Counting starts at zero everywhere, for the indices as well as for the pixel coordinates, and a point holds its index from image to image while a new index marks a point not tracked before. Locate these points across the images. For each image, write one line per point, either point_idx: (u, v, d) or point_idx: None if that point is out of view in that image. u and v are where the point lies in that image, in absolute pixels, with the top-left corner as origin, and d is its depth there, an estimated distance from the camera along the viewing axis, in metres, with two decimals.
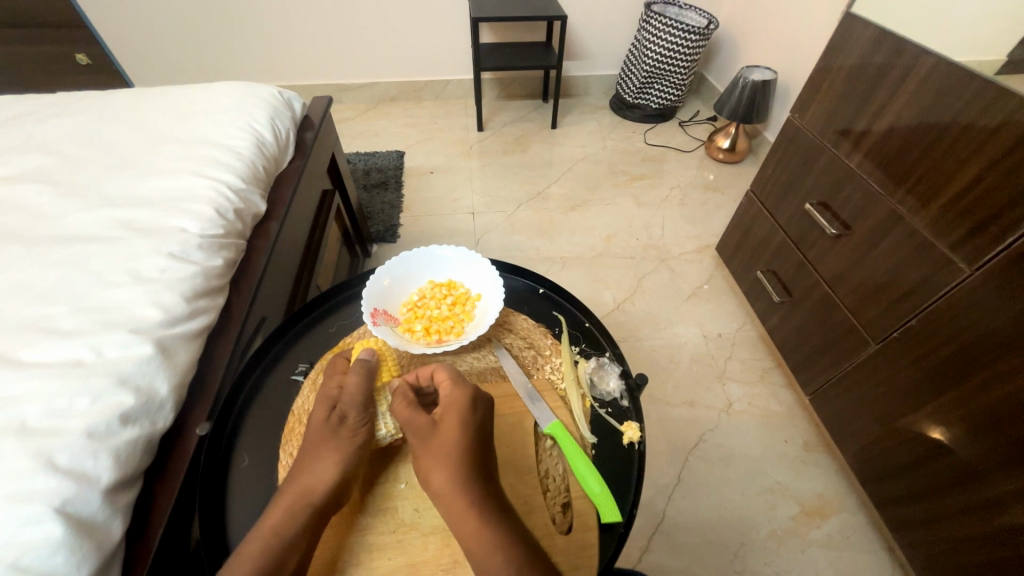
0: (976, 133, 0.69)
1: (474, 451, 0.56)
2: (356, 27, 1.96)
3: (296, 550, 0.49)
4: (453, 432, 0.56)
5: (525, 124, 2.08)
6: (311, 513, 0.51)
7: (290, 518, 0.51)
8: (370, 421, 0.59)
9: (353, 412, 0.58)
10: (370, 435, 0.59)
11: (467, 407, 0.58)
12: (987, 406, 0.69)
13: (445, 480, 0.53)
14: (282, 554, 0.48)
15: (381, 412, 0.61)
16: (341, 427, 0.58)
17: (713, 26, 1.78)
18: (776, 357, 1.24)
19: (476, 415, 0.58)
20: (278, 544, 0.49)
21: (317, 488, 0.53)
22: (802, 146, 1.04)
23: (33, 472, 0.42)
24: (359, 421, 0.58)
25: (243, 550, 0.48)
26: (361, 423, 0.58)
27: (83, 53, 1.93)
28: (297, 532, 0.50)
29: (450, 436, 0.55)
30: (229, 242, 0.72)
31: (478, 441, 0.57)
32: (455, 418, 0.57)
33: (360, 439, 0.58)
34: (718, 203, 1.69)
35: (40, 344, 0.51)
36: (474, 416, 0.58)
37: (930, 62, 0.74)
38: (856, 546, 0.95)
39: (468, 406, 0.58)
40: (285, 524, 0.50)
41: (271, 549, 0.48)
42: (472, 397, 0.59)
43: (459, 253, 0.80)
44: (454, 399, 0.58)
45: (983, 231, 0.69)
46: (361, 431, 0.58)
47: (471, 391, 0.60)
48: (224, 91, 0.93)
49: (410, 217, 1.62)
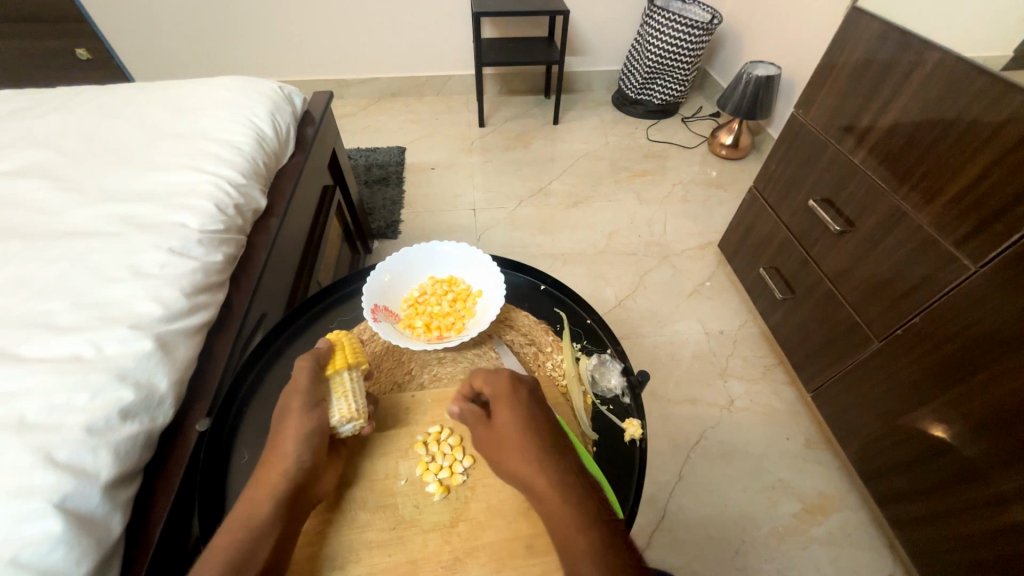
0: (981, 130, 0.69)
1: (541, 430, 0.53)
2: (357, 22, 1.95)
3: (267, 542, 0.48)
4: (513, 416, 0.54)
5: (527, 120, 2.07)
6: (279, 502, 0.50)
7: (256, 507, 0.50)
8: (320, 407, 0.58)
9: (295, 401, 0.57)
10: (322, 423, 0.57)
11: (516, 393, 0.57)
12: (990, 404, 0.69)
13: (522, 460, 0.51)
14: (250, 545, 0.47)
15: (335, 399, 0.59)
16: (287, 415, 0.57)
17: (716, 21, 1.77)
18: (778, 355, 1.23)
19: (525, 400, 0.56)
20: (245, 538, 0.48)
21: (274, 479, 0.52)
22: (807, 142, 1.03)
23: (33, 468, 0.42)
24: (306, 409, 0.57)
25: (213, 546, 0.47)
26: (308, 410, 0.57)
27: (83, 48, 1.93)
28: (262, 523, 0.49)
29: (510, 423, 0.53)
30: (229, 238, 0.72)
31: (538, 420, 0.55)
32: (512, 405, 0.55)
33: (311, 425, 0.56)
34: (720, 199, 1.68)
35: (39, 339, 0.51)
36: (524, 400, 0.56)
37: (936, 56, 0.73)
38: (857, 543, 0.95)
39: (516, 393, 0.57)
40: (254, 515, 0.49)
41: (238, 540, 0.47)
42: (513, 382, 0.58)
43: (460, 249, 0.79)
44: (500, 388, 0.57)
45: (987, 229, 0.69)
46: (310, 418, 0.56)
47: (511, 376, 0.59)
48: (225, 86, 0.93)
49: (411, 213, 1.61)
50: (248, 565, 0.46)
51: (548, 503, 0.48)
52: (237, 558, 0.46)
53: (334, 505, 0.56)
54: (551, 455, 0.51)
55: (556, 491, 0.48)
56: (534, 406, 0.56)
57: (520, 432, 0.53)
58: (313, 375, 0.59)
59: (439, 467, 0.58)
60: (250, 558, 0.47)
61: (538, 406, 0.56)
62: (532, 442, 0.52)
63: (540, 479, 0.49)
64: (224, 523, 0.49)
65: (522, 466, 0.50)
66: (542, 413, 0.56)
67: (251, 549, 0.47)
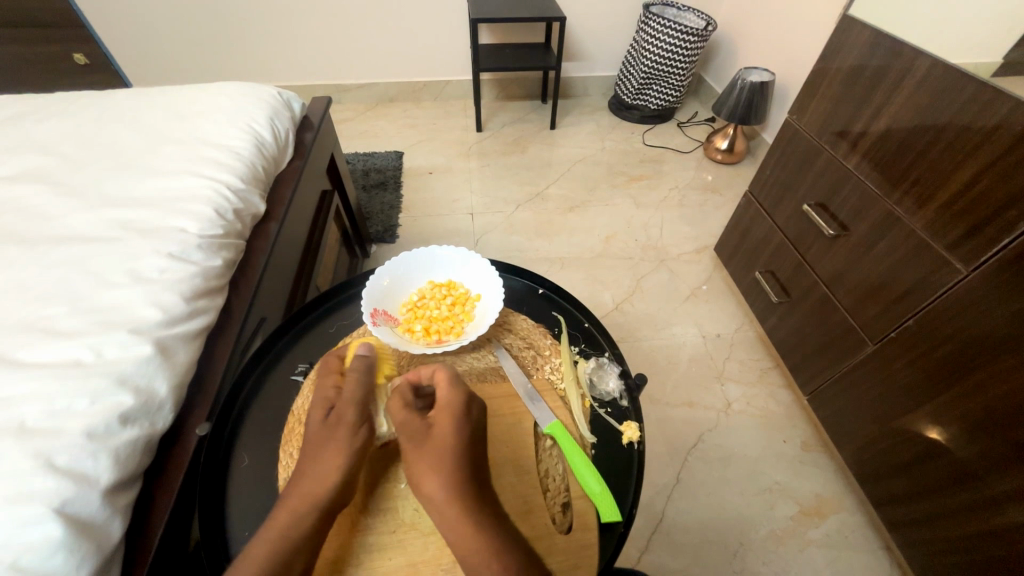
0: (971, 135, 0.70)
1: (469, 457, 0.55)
2: (354, 28, 1.97)
3: (304, 551, 0.49)
4: (447, 437, 0.55)
5: (524, 125, 2.09)
6: (318, 511, 0.51)
7: (297, 518, 0.50)
8: (367, 421, 0.59)
9: (348, 413, 0.58)
10: (367, 436, 0.58)
11: (467, 415, 0.57)
12: (983, 406, 0.70)
13: (440, 486, 0.52)
14: (289, 554, 0.48)
15: (381, 409, 0.62)
16: (336, 426, 0.57)
17: (711, 27, 1.79)
18: (774, 357, 1.24)
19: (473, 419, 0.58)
20: (288, 545, 0.48)
21: (319, 490, 0.52)
22: (800, 147, 1.04)
23: (32, 473, 0.42)
24: (356, 423, 0.58)
25: (250, 552, 0.48)
26: (358, 423, 0.58)
27: (80, 52, 1.93)
28: (305, 533, 0.50)
29: (443, 441, 0.55)
30: (228, 243, 0.72)
31: (473, 452, 0.56)
32: (455, 426, 0.56)
33: (360, 439, 0.57)
34: (716, 203, 1.70)
35: (40, 344, 0.51)
36: (471, 422, 0.57)
37: (926, 64, 0.75)
38: (854, 545, 0.96)
39: (466, 413, 0.58)
40: (293, 526, 0.50)
41: (279, 549, 0.48)
42: (468, 402, 0.59)
43: (458, 254, 0.80)
44: (450, 403, 0.58)
45: (978, 233, 0.70)
46: (359, 432, 0.57)
47: (466, 395, 0.59)
48: (223, 91, 0.93)
49: (408, 218, 1.62)
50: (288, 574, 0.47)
51: (457, 533, 0.50)
52: (279, 565, 0.47)
53: (355, 513, 0.55)
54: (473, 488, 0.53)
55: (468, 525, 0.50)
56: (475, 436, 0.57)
57: (447, 455, 0.54)
58: (367, 385, 0.61)
59: None
60: (288, 567, 0.47)
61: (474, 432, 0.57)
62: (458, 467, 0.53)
63: (450, 505, 0.51)
64: (261, 533, 0.49)
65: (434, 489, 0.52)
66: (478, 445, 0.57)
67: (289, 559, 0.48)
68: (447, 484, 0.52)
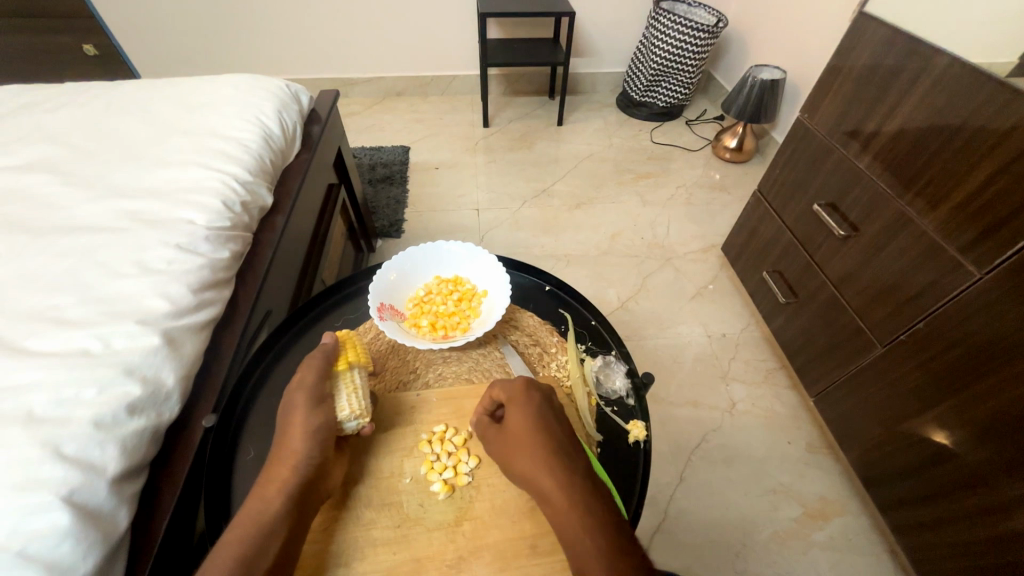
0: (988, 136, 0.68)
1: (553, 433, 0.55)
2: (362, 21, 1.96)
3: (276, 536, 0.49)
4: (524, 418, 0.55)
5: (531, 121, 2.08)
6: (288, 497, 0.51)
7: (266, 504, 0.50)
8: (325, 404, 0.58)
9: (300, 398, 0.57)
10: (329, 419, 0.57)
11: (529, 395, 0.58)
12: (993, 410, 0.69)
13: (535, 463, 0.52)
14: (261, 540, 0.48)
15: (344, 393, 0.60)
16: (292, 413, 0.57)
17: (721, 23, 1.77)
18: (780, 358, 1.23)
19: (539, 400, 0.58)
20: (258, 530, 0.48)
21: (283, 474, 0.52)
22: (812, 146, 1.03)
23: (40, 461, 0.43)
24: (311, 407, 0.57)
25: (224, 539, 0.48)
26: (314, 407, 0.57)
27: (89, 44, 1.93)
28: (274, 517, 0.49)
29: (522, 425, 0.55)
30: (235, 235, 0.72)
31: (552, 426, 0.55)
32: (524, 406, 0.56)
33: (317, 421, 0.56)
34: (723, 202, 1.69)
35: (48, 333, 0.51)
36: (536, 403, 0.57)
37: (943, 62, 0.74)
38: (858, 548, 0.95)
39: (529, 395, 0.58)
40: (264, 511, 0.50)
41: (250, 535, 0.48)
42: (527, 386, 0.59)
43: (465, 249, 0.79)
44: (512, 390, 0.58)
45: (992, 235, 0.69)
46: (314, 415, 0.56)
47: (522, 380, 0.59)
48: (232, 84, 0.93)
49: (414, 213, 1.61)
50: (258, 562, 0.46)
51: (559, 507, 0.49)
52: (251, 552, 0.47)
53: (342, 502, 0.56)
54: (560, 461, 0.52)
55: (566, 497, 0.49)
56: (548, 413, 0.57)
57: (534, 435, 0.54)
58: (320, 370, 0.60)
59: (443, 466, 0.59)
60: (261, 552, 0.47)
61: (552, 412, 0.57)
62: (544, 443, 0.53)
63: (548, 482, 0.50)
64: (235, 519, 0.49)
65: (534, 469, 0.52)
66: (555, 421, 0.56)
67: (262, 545, 0.47)
68: (541, 463, 0.52)
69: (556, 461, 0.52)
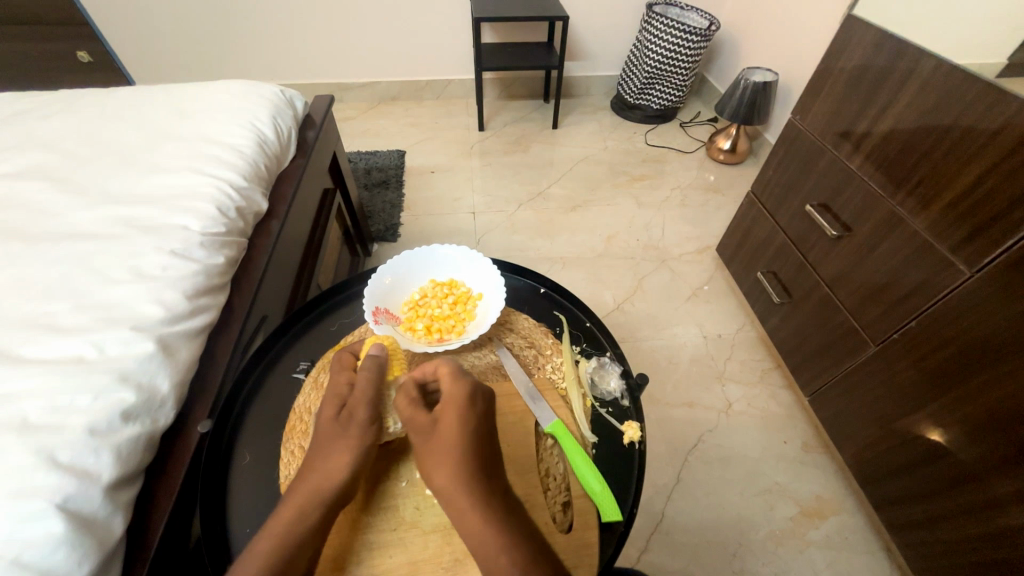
0: (977, 136, 0.69)
1: (478, 448, 0.54)
2: (357, 27, 1.97)
3: (308, 545, 0.48)
4: (454, 428, 0.54)
5: (526, 124, 2.09)
6: (326, 509, 0.51)
7: (304, 514, 0.50)
8: (377, 420, 0.58)
9: (361, 410, 0.57)
10: (378, 432, 0.58)
11: (470, 404, 0.56)
12: (985, 408, 0.70)
13: (451, 478, 0.51)
14: (296, 549, 0.48)
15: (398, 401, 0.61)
16: (348, 423, 0.57)
17: (714, 27, 1.78)
18: (776, 358, 1.24)
19: (477, 410, 0.56)
20: (293, 540, 0.48)
21: (325, 485, 0.52)
22: (804, 147, 1.04)
23: (35, 468, 0.42)
24: (366, 420, 0.57)
25: (253, 549, 0.47)
26: (370, 419, 0.57)
27: (83, 50, 1.93)
28: (309, 527, 0.49)
29: (451, 435, 0.54)
30: (230, 240, 0.72)
31: (482, 441, 0.55)
32: (460, 414, 0.55)
33: (370, 437, 0.56)
34: (718, 204, 1.70)
35: (41, 340, 0.51)
36: (476, 414, 0.56)
37: (930, 64, 0.75)
38: (854, 547, 0.95)
39: (471, 404, 0.56)
40: (300, 521, 0.49)
41: (286, 546, 0.47)
42: (472, 394, 0.57)
43: (460, 253, 0.80)
44: (456, 395, 0.56)
45: (982, 235, 0.70)
46: (370, 429, 0.57)
47: (471, 387, 0.58)
48: (225, 90, 0.93)
49: (410, 217, 1.62)
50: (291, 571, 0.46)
51: (471, 524, 0.49)
52: (282, 563, 0.46)
53: (353, 509, 0.56)
54: (479, 479, 0.51)
55: (480, 515, 0.49)
56: (484, 427, 0.56)
57: (456, 445, 0.53)
58: (381, 382, 0.60)
59: None
60: (291, 564, 0.47)
61: (484, 424, 0.56)
62: (465, 457, 0.52)
63: (464, 498, 0.50)
64: (266, 528, 0.49)
65: (446, 482, 0.51)
66: (486, 436, 0.56)
67: (294, 555, 0.47)
68: (458, 477, 0.51)
69: (471, 478, 0.51)
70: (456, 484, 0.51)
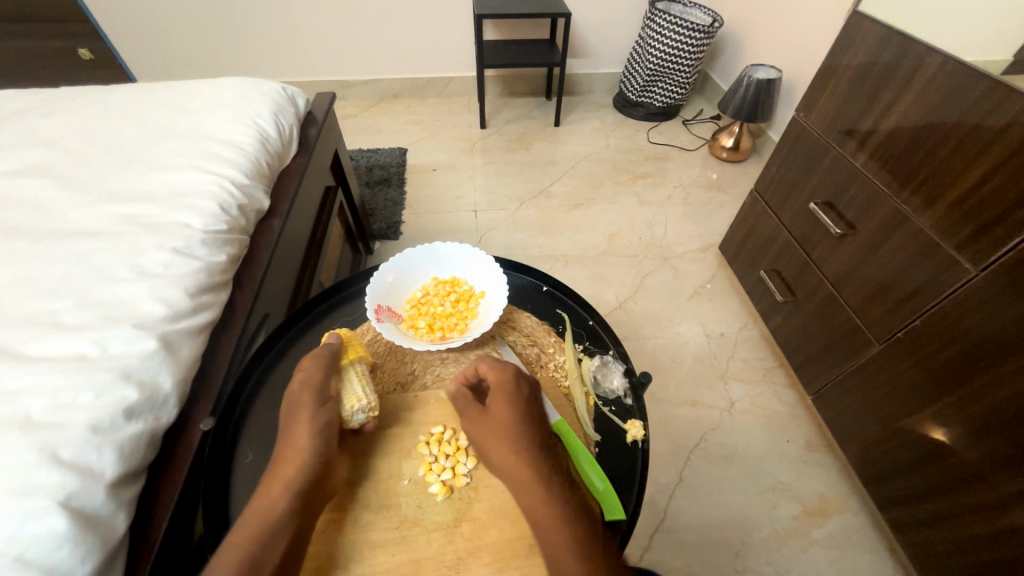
0: (983, 133, 0.69)
1: (533, 429, 0.58)
2: (358, 24, 1.96)
3: (284, 536, 0.49)
4: (506, 414, 0.58)
5: (528, 122, 2.08)
6: (295, 497, 0.51)
7: (273, 503, 0.50)
8: (329, 405, 0.58)
9: (306, 397, 0.57)
10: (335, 416, 0.58)
11: (517, 389, 0.60)
12: (990, 407, 0.69)
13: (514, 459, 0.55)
14: (270, 538, 0.48)
15: (354, 385, 0.61)
16: (298, 410, 0.57)
17: (717, 24, 1.77)
18: (779, 357, 1.23)
19: (523, 394, 0.60)
20: (264, 531, 0.48)
21: (287, 474, 0.52)
22: (808, 145, 1.03)
23: (38, 465, 0.42)
24: (316, 405, 0.57)
25: (230, 542, 0.47)
26: (319, 404, 0.57)
27: (85, 47, 1.93)
28: (281, 515, 0.50)
29: (504, 419, 0.57)
30: (232, 237, 0.71)
31: (533, 422, 0.58)
32: (508, 400, 0.59)
33: (323, 419, 0.56)
34: (721, 202, 1.69)
35: (44, 338, 0.51)
36: (522, 398, 0.60)
37: (937, 61, 0.74)
38: (858, 546, 0.95)
39: (518, 388, 0.60)
40: (271, 510, 0.50)
41: (253, 536, 0.47)
42: (518, 377, 0.61)
43: (462, 251, 0.80)
44: (503, 382, 0.60)
45: (987, 233, 0.69)
46: (321, 412, 0.57)
47: (512, 373, 0.61)
48: (226, 88, 0.93)
49: (412, 215, 1.61)
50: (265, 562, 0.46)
51: (537, 502, 0.53)
52: (254, 556, 0.46)
53: (342, 504, 0.56)
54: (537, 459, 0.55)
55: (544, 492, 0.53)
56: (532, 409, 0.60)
57: (515, 428, 0.57)
58: (329, 367, 0.61)
59: (442, 468, 0.59)
60: (264, 556, 0.47)
61: (532, 406, 0.60)
62: (523, 438, 0.56)
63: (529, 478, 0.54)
64: (239, 523, 0.49)
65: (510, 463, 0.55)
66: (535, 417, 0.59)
67: (268, 545, 0.47)
68: (523, 457, 0.55)
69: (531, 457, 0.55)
70: (519, 464, 0.55)
